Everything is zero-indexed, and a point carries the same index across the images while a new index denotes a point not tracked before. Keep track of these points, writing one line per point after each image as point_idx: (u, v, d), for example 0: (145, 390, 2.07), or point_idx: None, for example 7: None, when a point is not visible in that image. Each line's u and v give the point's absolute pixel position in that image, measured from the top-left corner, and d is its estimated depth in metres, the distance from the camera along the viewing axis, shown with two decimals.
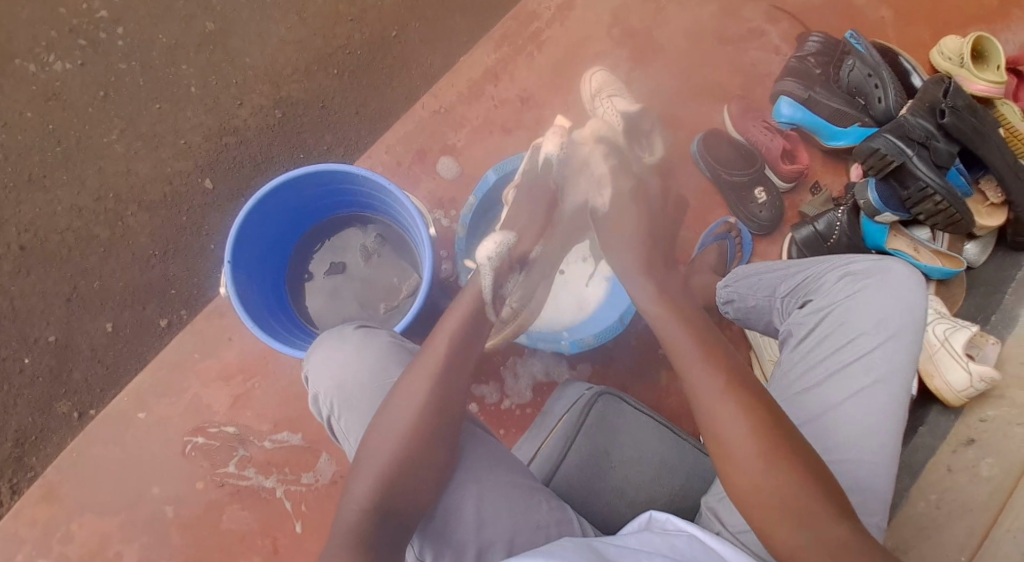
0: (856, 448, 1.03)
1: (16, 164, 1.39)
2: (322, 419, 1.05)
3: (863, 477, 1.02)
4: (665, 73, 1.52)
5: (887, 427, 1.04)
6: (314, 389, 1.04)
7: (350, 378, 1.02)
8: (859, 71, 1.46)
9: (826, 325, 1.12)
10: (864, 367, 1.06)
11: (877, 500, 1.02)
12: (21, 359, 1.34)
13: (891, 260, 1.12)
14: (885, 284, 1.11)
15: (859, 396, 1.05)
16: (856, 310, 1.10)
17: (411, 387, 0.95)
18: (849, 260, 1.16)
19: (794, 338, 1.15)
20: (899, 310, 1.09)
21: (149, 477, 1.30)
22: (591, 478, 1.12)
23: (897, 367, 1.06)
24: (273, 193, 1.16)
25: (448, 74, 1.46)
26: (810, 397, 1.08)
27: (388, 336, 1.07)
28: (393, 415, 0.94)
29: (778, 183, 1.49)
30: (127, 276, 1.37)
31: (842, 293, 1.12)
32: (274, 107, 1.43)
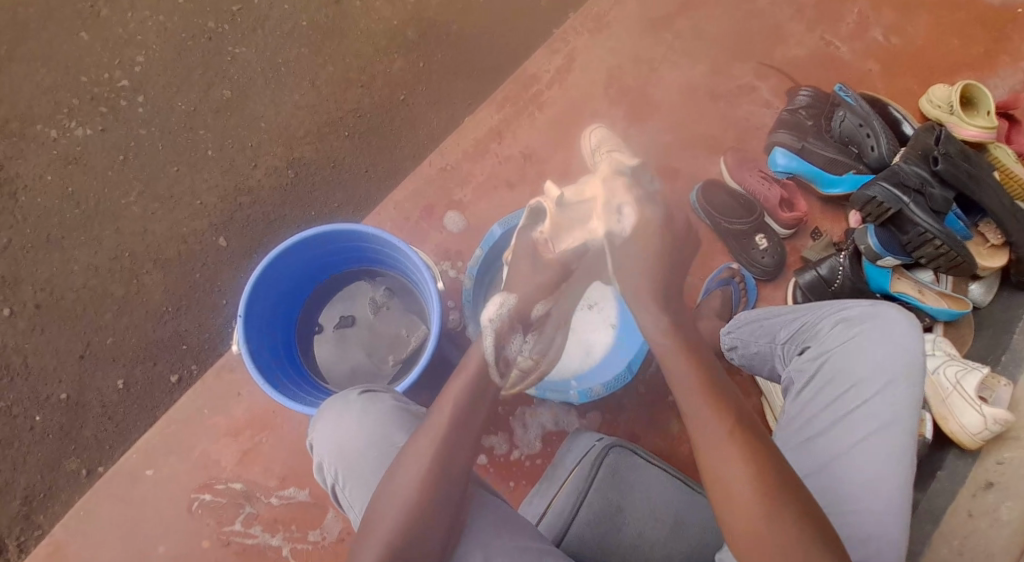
0: (863, 496, 1.05)
1: (34, 226, 1.43)
2: (325, 487, 1.07)
3: (872, 526, 1.04)
4: (662, 129, 1.58)
5: (893, 473, 1.05)
6: (317, 456, 1.06)
7: (351, 445, 1.03)
8: (851, 122, 1.49)
9: (825, 373, 1.13)
10: (866, 414, 1.08)
11: (890, 548, 1.03)
12: (32, 417, 1.35)
13: (884, 305, 1.13)
14: (879, 329, 1.12)
15: (863, 444, 1.07)
16: (854, 356, 1.11)
17: (415, 451, 0.97)
18: (844, 305, 1.17)
19: (796, 386, 1.16)
20: (895, 354, 1.10)
21: (155, 535, 1.29)
22: (604, 536, 1.13)
23: (898, 412, 1.07)
24: (284, 253, 1.19)
25: (453, 133, 1.52)
26: (815, 446, 1.10)
27: (391, 400, 1.08)
28: (398, 480, 0.96)
29: (778, 230, 1.51)
30: (140, 333, 1.39)
31: (838, 340, 1.13)
32: (287, 168, 1.48)
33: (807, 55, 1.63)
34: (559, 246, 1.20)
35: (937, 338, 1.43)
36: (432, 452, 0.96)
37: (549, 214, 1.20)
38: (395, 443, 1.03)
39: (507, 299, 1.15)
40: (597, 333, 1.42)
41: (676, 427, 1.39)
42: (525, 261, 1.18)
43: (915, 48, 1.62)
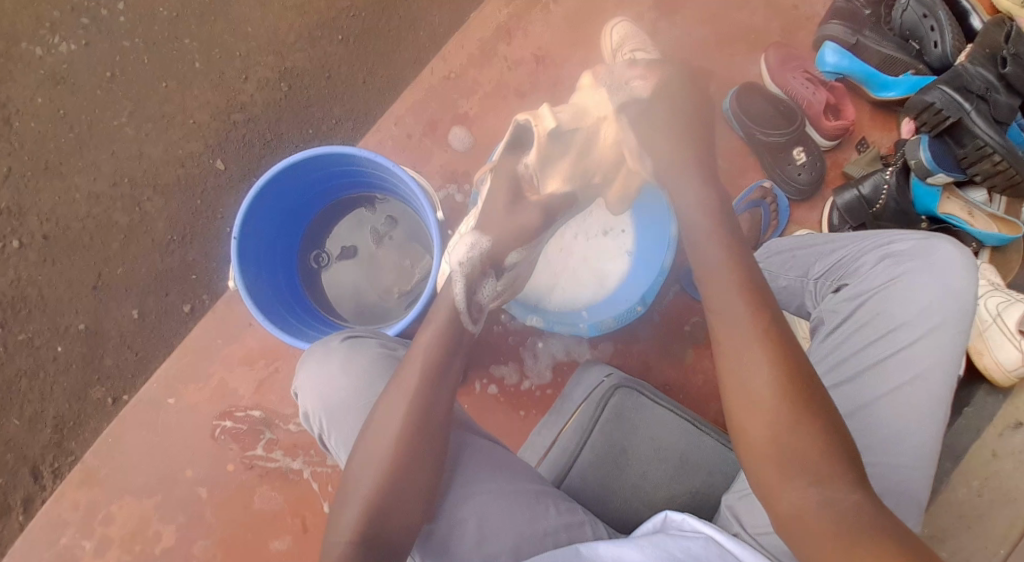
0: (889, 451, 0.94)
1: (31, 151, 1.40)
2: (314, 435, 1.04)
3: (895, 482, 0.93)
4: (694, 22, 1.40)
5: (924, 426, 0.94)
6: (303, 406, 1.03)
7: (335, 394, 1.00)
8: (913, 12, 1.32)
9: (861, 314, 1.01)
10: (902, 361, 0.96)
11: (912, 504, 0.93)
12: (54, 347, 1.39)
13: (937, 240, 1.01)
14: (930, 268, 0.99)
15: (894, 394, 0.95)
16: (896, 297, 0.99)
17: (390, 411, 0.91)
18: (891, 240, 1.05)
19: (826, 327, 1.05)
20: (943, 297, 0.98)
21: (181, 459, 1.34)
22: (607, 477, 1.07)
23: (939, 360, 0.95)
24: (277, 179, 1.13)
25: (457, 35, 1.40)
26: (841, 393, 0.98)
27: (376, 345, 1.04)
28: (376, 440, 0.91)
29: (819, 141, 1.37)
30: (149, 263, 1.39)
31: (882, 278, 1.01)
32: (279, 81, 1.40)
33: None
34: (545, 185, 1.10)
35: (982, 265, 1.32)
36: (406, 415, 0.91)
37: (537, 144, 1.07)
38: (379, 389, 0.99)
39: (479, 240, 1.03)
40: (612, 261, 1.36)
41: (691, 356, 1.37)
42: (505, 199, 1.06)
43: None
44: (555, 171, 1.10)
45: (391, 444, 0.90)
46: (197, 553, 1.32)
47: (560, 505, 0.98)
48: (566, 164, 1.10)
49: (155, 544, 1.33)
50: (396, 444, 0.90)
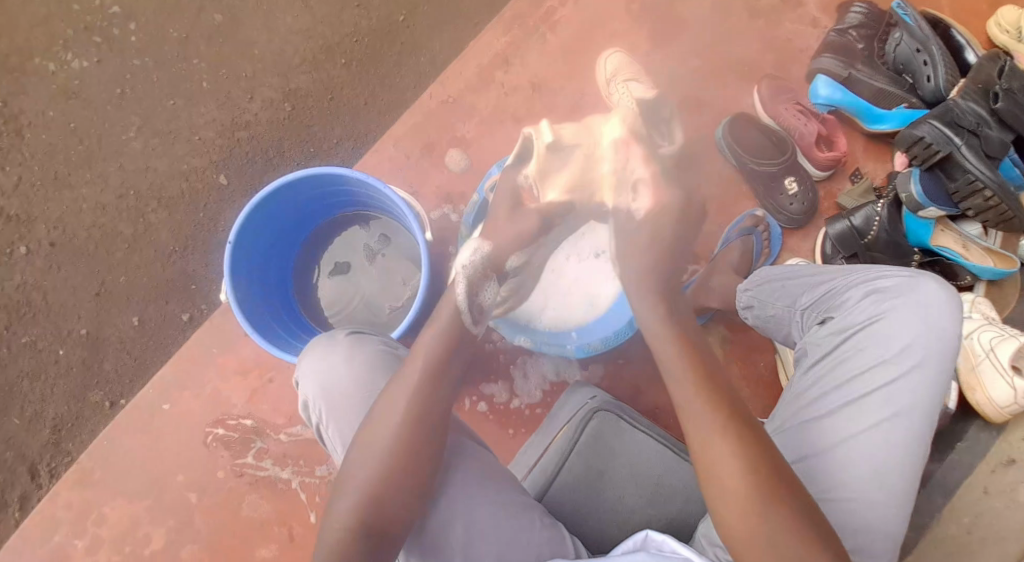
0: (866, 488, 0.92)
1: (41, 163, 1.44)
2: (311, 428, 1.01)
3: (870, 520, 0.91)
4: (691, 52, 1.41)
5: (902, 466, 0.92)
6: (303, 394, 1.00)
7: (337, 384, 0.97)
8: (907, 46, 1.32)
9: (845, 348, 1.00)
10: (883, 398, 0.95)
11: (887, 543, 0.91)
12: (56, 350, 1.42)
13: (924, 278, 0.99)
14: (915, 305, 0.98)
15: (872, 433, 0.94)
16: (881, 333, 0.98)
17: (386, 414, 0.92)
18: (878, 274, 1.03)
19: (810, 359, 1.03)
20: (926, 335, 0.96)
21: (173, 465, 1.37)
22: (583, 500, 1.06)
23: (919, 400, 0.94)
24: (273, 196, 1.15)
25: (456, 62, 1.42)
26: (821, 427, 0.97)
27: (379, 342, 1.02)
28: (370, 443, 0.91)
29: (813, 172, 1.37)
30: (151, 272, 1.42)
31: (867, 313, 1.00)
32: (283, 101, 1.43)
33: None
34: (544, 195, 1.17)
35: (977, 298, 1.31)
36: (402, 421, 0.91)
37: (539, 155, 1.17)
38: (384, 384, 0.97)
39: (481, 246, 1.10)
40: (603, 286, 1.36)
41: None
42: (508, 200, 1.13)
43: None
44: (557, 182, 1.17)
45: (382, 447, 0.90)
46: (185, 556, 1.35)
47: (544, 520, 0.97)
48: (570, 176, 1.18)
49: (145, 546, 1.35)
50: (388, 447, 0.90)
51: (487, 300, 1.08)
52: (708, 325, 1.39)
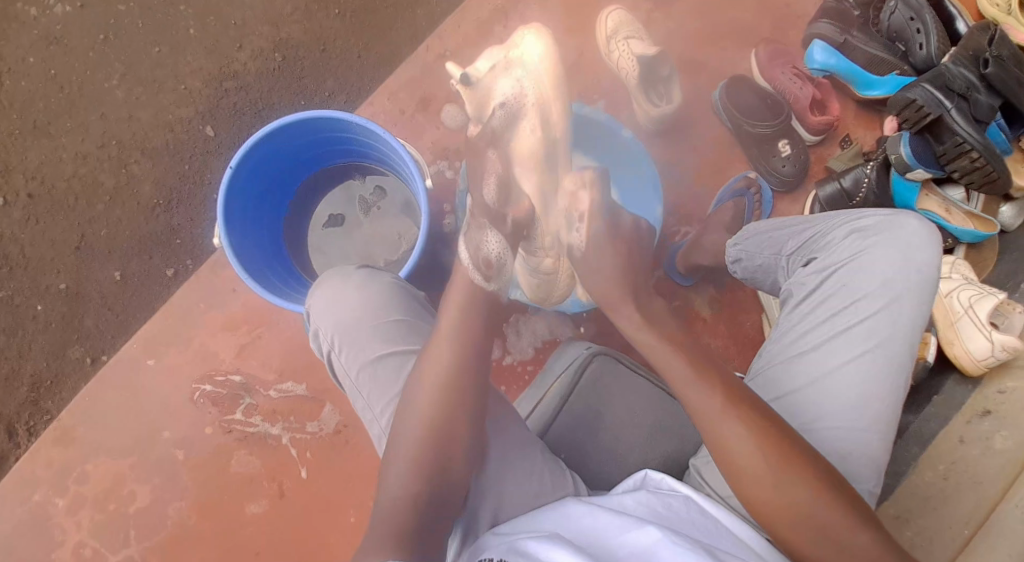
0: (848, 417, 0.96)
1: (18, 111, 1.38)
2: (323, 361, 1.03)
3: (854, 445, 0.95)
4: (687, 13, 1.42)
5: (883, 393, 0.96)
6: (314, 326, 1.03)
7: (350, 315, 1.00)
8: (900, 15, 1.33)
9: (829, 286, 1.03)
10: (864, 331, 0.98)
11: (868, 467, 0.95)
12: (34, 306, 1.37)
13: (903, 215, 1.03)
14: (895, 242, 1.02)
15: (856, 362, 0.97)
16: (862, 269, 1.02)
17: (423, 400, 0.90)
18: (859, 215, 1.07)
19: (796, 298, 1.06)
20: (905, 271, 1.00)
21: (160, 421, 1.34)
22: (582, 441, 1.10)
23: (899, 331, 0.98)
24: (268, 139, 1.14)
25: (452, 14, 1.40)
26: (806, 360, 1.00)
27: (390, 279, 1.05)
28: (412, 415, 0.90)
29: (805, 136, 1.38)
30: (133, 225, 1.38)
31: (848, 252, 1.03)
32: (273, 51, 1.40)
33: None
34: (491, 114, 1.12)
35: (957, 259, 1.35)
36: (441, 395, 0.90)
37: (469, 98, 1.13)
38: (395, 317, 1.00)
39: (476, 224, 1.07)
40: None
41: None
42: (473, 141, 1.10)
43: None
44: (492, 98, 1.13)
45: (425, 419, 0.89)
46: (171, 515, 1.33)
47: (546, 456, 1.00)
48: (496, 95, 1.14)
49: (130, 504, 1.33)
50: (428, 419, 0.89)
51: (495, 254, 1.06)
52: (698, 285, 1.40)
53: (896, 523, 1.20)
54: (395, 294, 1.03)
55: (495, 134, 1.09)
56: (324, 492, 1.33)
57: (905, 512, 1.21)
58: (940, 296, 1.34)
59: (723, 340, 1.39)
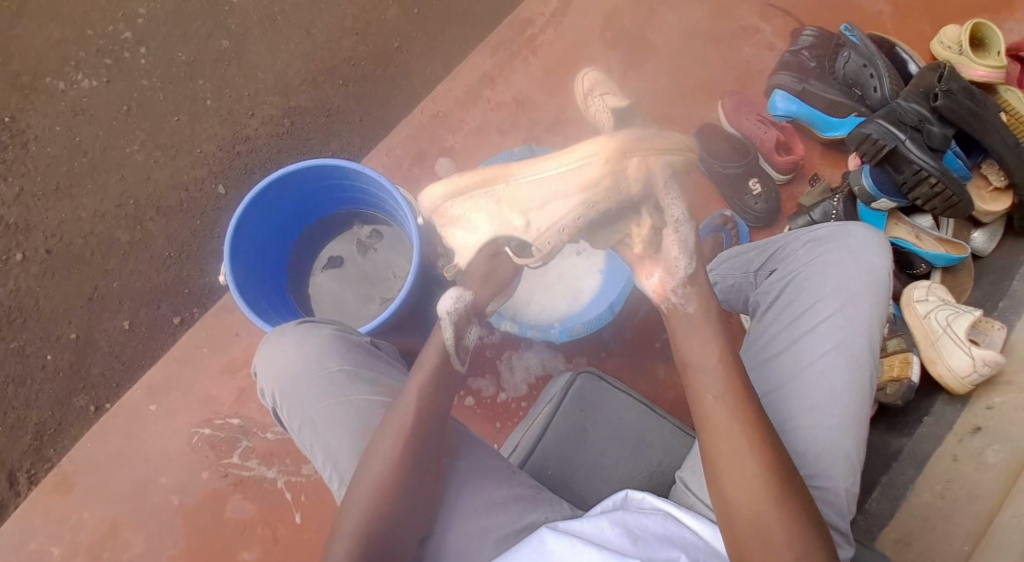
0: (818, 415, 0.94)
1: (44, 173, 1.49)
2: (272, 413, 1.05)
3: (826, 442, 0.93)
4: (661, 71, 1.54)
5: (850, 390, 0.95)
6: (261, 383, 1.05)
7: (291, 370, 1.01)
8: (854, 62, 1.43)
9: (790, 293, 1.03)
10: (825, 332, 0.98)
11: (844, 464, 0.93)
12: (44, 355, 1.42)
13: (853, 224, 1.04)
14: (847, 247, 1.02)
15: (819, 362, 0.97)
16: (819, 274, 1.02)
17: (381, 443, 0.91)
18: (816, 227, 1.07)
19: (762, 309, 1.07)
20: (860, 273, 1.00)
21: (158, 466, 1.35)
22: (569, 454, 1.11)
23: (859, 331, 0.97)
24: (268, 188, 1.23)
25: (446, 80, 1.54)
26: (775, 364, 1.00)
27: (329, 328, 1.06)
28: (377, 447, 0.91)
29: (774, 175, 1.46)
30: (145, 278, 1.46)
31: (805, 260, 1.04)
32: (282, 118, 1.52)
33: None
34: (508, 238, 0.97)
35: (933, 284, 1.39)
36: (403, 434, 0.91)
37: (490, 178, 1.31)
38: (332, 369, 1.00)
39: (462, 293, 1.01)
40: (585, 280, 1.38)
41: (662, 375, 1.40)
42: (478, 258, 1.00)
43: None
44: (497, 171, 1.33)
45: (386, 455, 0.90)
46: (165, 561, 1.31)
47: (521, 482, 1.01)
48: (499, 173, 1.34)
49: (123, 551, 1.32)
50: (394, 451, 0.90)
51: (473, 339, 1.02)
52: None
53: (900, 548, 1.16)
54: (335, 344, 1.03)
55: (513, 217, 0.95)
56: (317, 537, 1.32)
57: (909, 536, 1.17)
58: (919, 317, 1.36)
59: None
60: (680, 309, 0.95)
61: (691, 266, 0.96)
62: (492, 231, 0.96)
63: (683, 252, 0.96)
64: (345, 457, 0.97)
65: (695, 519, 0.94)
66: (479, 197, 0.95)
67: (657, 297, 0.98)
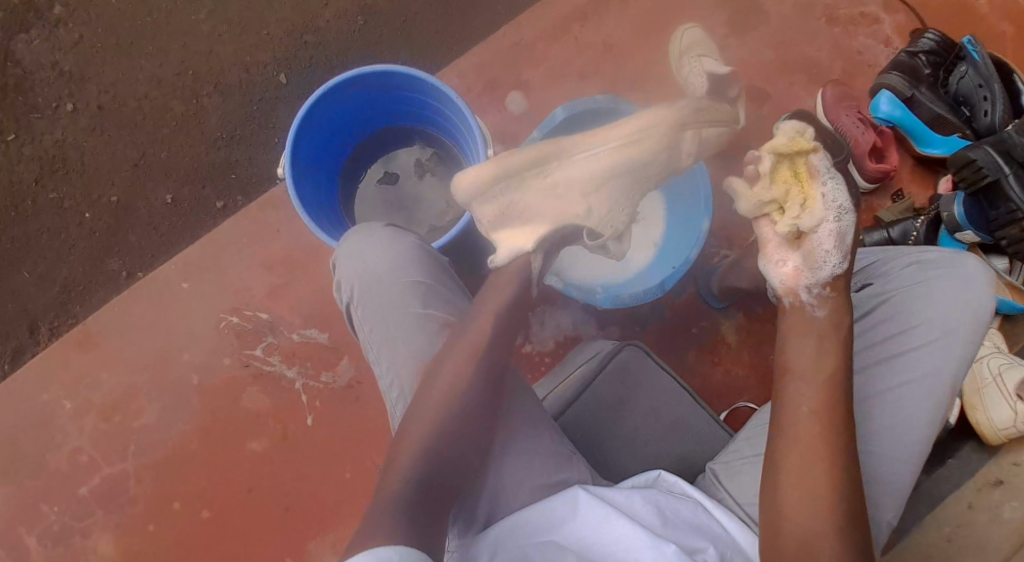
0: (882, 445, 0.92)
1: (107, 26, 1.43)
2: (342, 308, 1.03)
3: (882, 473, 0.92)
4: (764, 44, 1.44)
5: (921, 427, 0.92)
6: (338, 276, 1.02)
7: (373, 272, 0.99)
8: (970, 80, 1.36)
9: (881, 313, 0.99)
10: (911, 362, 0.94)
11: (894, 497, 0.92)
12: (82, 213, 1.40)
13: (967, 255, 0.98)
14: (956, 279, 0.96)
15: (896, 391, 0.93)
16: (918, 301, 0.97)
17: (443, 377, 0.88)
18: (923, 249, 1.02)
19: (844, 321, 1.02)
20: (963, 309, 0.95)
21: (181, 344, 1.36)
22: (601, 425, 1.11)
23: (947, 368, 0.93)
24: (339, 86, 1.17)
25: (535, 8, 1.45)
26: (847, 382, 0.97)
27: (415, 240, 1.03)
28: (441, 382, 0.88)
29: (860, 182, 1.39)
30: (194, 154, 1.42)
31: (906, 282, 0.99)
32: (357, 13, 1.44)
33: None
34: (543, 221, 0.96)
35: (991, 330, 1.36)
36: (466, 377, 0.88)
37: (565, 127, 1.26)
38: (412, 280, 0.98)
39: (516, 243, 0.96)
40: (638, 253, 1.37)
41: (691, 358, 1.38)
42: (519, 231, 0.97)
43: None
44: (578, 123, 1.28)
45: (447, 394, 0.87)
46: (175, 436, 1.34)
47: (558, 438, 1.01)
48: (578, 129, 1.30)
49: (135, 418, 1.34)
50: (453, 391, 0.87)
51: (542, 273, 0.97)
52: (727, 310, 1.39)
53: None
54: (421, 256, 1.02)
55: (555, 203, 0.96)
56: (324, 443, 1.33)
57: None
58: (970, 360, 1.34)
59: (742, 368, 1.38)
60: (810, 310, 0.89)
61: (839, 264, 0.90)
62: (550, 216, 0.96)
63: (837, 250, 0.90)
64: (407, 371, 0.94)
65: (724, 514, 0.94)
66: (527, 178, 0.96)
67: (782, 287, 0.92)
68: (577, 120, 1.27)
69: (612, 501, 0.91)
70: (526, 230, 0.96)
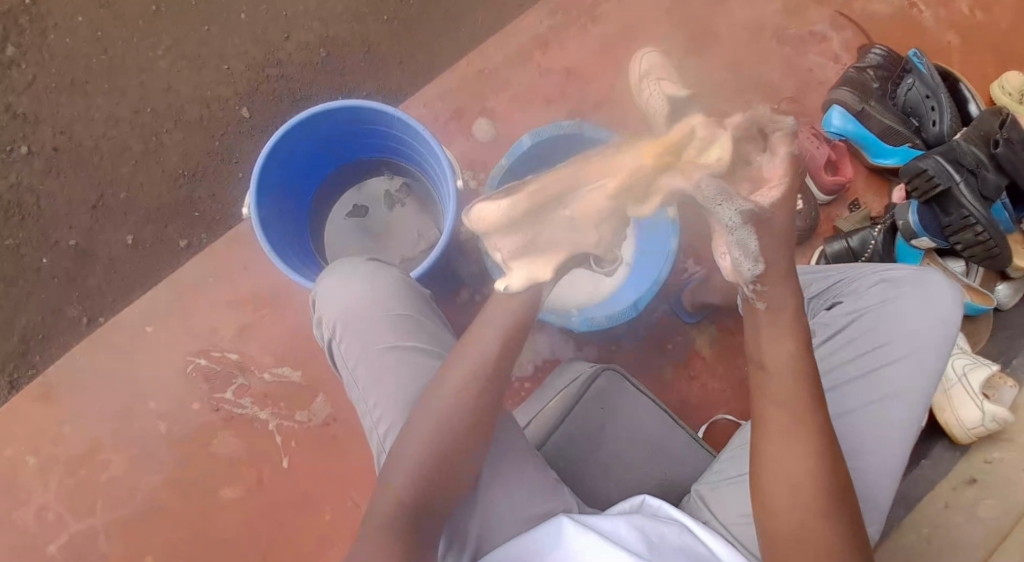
0: (861, 461, 0.94)
1: (59, 65, 1.39)
2: (324, 343, 1.02)
3: (863, 488, 0.94)
4: (720, 65, 1.48)
5: (899, 441, 0.95)
6: (319, 313, 1.02)
7: (356, 306, 0.98)
8: (917, 91, 1.41)
9: (854, 330, 1.01)
10: (885, 378, 0.97)
11: (874, 510, 0.94)
12: (40, 259, 1.36)
13: (932, 271, 1.01)
14: (923, 295, 0.99)
15: (872, 407, 0.96)
16: (888, 318, 1.00)
17: (427, 417, 0.87)
18: (888, 266, 1.05)
19: (818, 339, 1.05)
20: (931, 325, 0.98)
21: (147, 391, 1.32)
22: (584, 451, 1.11)
23: (920, 383, 0.96)
24: (305, 121, 1.16)
25: (497, 35, 1.46)
26: (825, 400, 0.99)
27: (398, 273, 1.02)
28: (424, 422, 0.87)
29: (818, 195, 1.44)
30: (154, 192, 1.39)
31: (876, 300, 1.02)
32: (319, 46, 1.43)
33: (888, 14, 1.52)
34: (557, 250, 0.91)
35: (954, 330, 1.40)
36: (453, 415, 0.87)
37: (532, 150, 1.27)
38: (398, 313, 0.97)
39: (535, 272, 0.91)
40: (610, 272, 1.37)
41: (668, 375, 1.39)
42: (537, 260, 0.91)
43: (996, 29, 1.52)
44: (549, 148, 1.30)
45: (432, 433, 0.86)
46: (145, 487, 1.29)
47: (542, 467, 1.00)
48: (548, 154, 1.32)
49: (103, 471, 1.29)
50: (439, 429, 0.86)
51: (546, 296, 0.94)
52: (702, 324, 1.40)
53: None
54: (406, 289, 1.01)
55: (573, 227, 0.91)
56: (301, 484, 1.30)
57: None
58: None
59: (719, 382, 1.39)
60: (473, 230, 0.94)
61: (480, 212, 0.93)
62: (564, 247, 0.91)
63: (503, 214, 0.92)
64: (395, 406, 0.93)
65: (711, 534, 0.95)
66: (544, 205, 0.90)
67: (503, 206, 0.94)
68: (546, 144, 1.28)
69: (595, 529, 0.90)
70: (540, 259, 0.91)
